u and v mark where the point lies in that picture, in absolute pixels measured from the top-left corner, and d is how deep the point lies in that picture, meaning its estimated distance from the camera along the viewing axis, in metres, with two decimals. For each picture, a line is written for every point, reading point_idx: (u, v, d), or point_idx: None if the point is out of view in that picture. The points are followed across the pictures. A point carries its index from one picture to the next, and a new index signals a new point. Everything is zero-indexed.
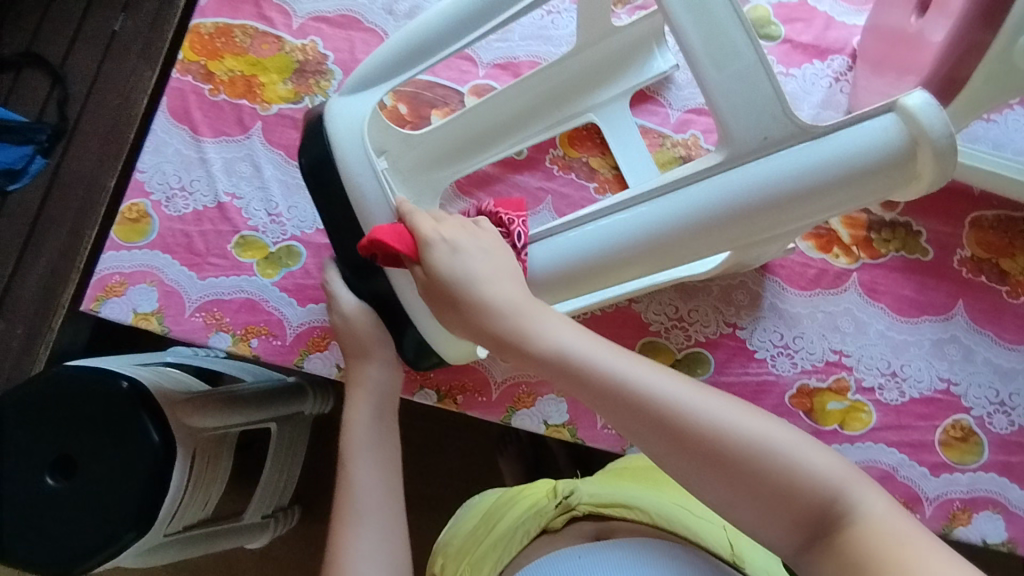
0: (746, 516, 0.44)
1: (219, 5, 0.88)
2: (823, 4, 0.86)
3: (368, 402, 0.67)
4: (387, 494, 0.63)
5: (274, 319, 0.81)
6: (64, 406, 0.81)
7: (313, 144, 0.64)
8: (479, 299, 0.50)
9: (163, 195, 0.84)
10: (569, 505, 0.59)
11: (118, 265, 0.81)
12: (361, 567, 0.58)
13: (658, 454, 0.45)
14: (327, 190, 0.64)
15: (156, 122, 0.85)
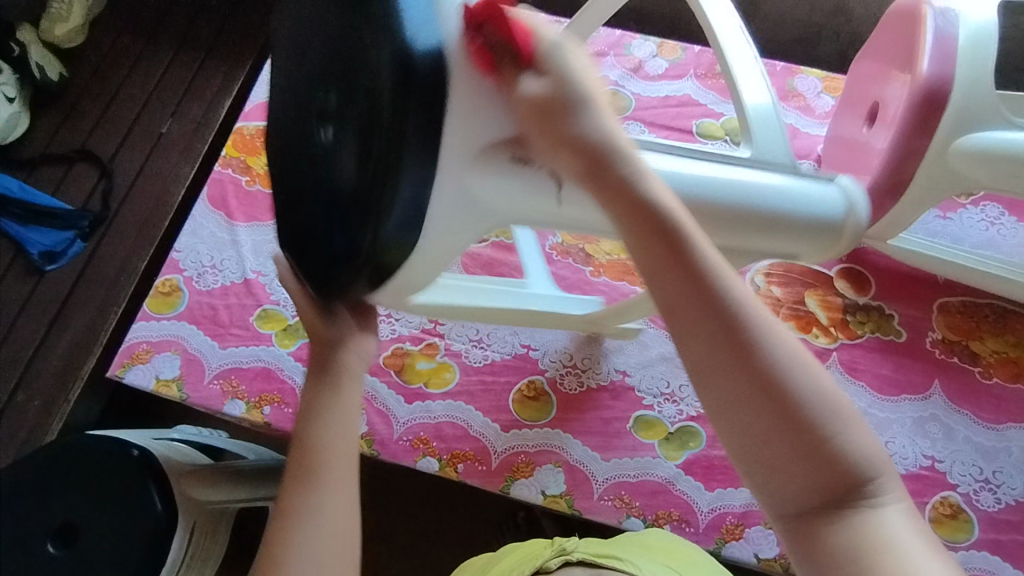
0: (771, 448, 0.39)
1: (262, 112, 1.01)
2: (789, 117, 0.98)
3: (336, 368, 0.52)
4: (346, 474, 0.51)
5: (287, 387, 0.85)
6: (75, 472, 0.79)
7: None
8: (585, 127, 0.42)
9: (195, 272, 0.91)
10: (564, 550, 0.61)
11: (147, 335, 0.88)
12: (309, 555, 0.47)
13: (718, 349, 0.39)
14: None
15: (196, 208, 0.95)
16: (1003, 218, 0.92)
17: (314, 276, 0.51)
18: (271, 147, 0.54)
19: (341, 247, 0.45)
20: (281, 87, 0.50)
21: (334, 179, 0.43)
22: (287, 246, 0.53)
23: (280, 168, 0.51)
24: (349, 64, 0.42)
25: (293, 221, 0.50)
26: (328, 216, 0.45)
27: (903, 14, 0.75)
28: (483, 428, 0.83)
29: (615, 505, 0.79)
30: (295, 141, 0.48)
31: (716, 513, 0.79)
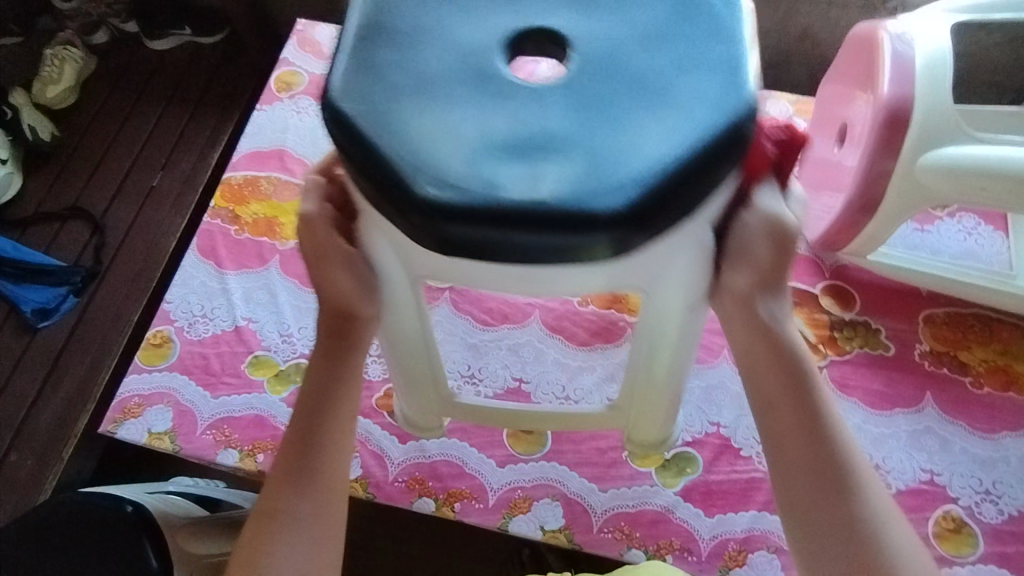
0: (828, 529, 0.56)
1: (249, 161, 1.03)
2: None
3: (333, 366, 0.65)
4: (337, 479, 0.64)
5: (280, 434, 0.85)
6: (72, 531, 0.82)
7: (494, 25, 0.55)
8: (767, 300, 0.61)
9: (186, 321, 0.92)
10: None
11: (139, 388, 0.88)
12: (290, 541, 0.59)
13: (812, 457, 0.58)
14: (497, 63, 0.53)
15: (186, 259, 0.96)
16: (980, 228, 0.94)
17: (511, 241, 0.48)
18: (404, 113, 0.51)
19: (601, 218, 0.47)
20: (472, 68, 0.53)
21: (608, 190, 0.48)
22: (446, 190, 0.48)
23: (466, 112, 0.51)
24: (667, 95, 0.51)
25: (463, 171, 0.49)
26: (597, 185, 0.48)
27: (862, 39, 0.77)
28: (478, 465, 0.82)
29: (615, 537, 0.78)
30: (512, 116, 0.50)
31: (717, 539, 0.78)
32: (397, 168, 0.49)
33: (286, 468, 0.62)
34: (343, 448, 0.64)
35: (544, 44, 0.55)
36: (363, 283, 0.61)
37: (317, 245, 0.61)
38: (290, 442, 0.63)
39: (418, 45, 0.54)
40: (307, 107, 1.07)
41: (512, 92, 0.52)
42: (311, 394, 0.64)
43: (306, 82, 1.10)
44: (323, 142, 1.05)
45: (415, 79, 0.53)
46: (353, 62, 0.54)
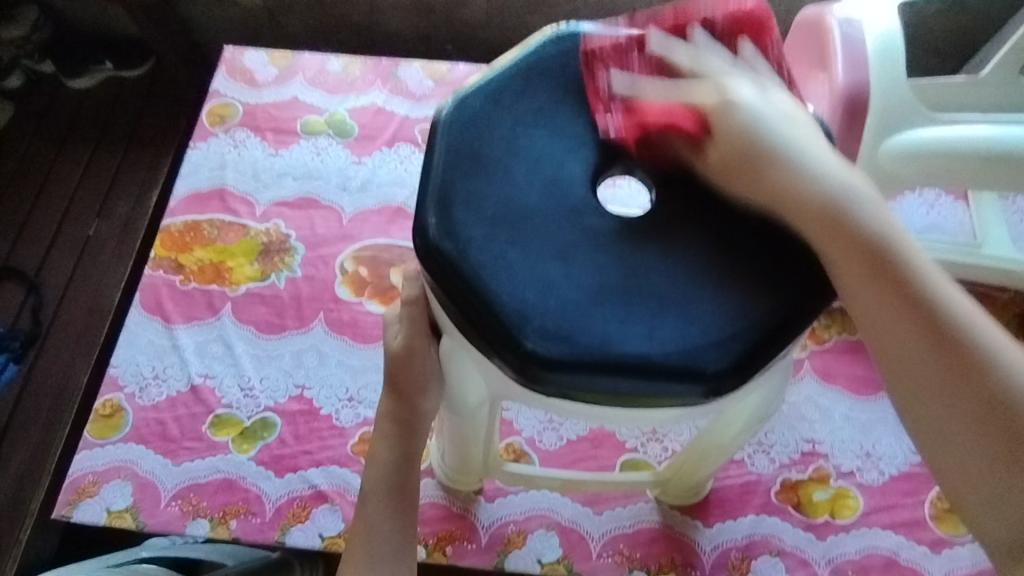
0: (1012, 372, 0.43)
1: (188, 204, 0.97)
2: None
3: (394, 449, 0.58)
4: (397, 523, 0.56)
5: (252, 495, 0.80)
6: None
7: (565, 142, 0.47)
8: None
9: (137, 386, 0.86)
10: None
11: (92, 464, 0.81)
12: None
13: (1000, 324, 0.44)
14: (577, 190, 0.46)
15: (130, 318, 0.89)
16: (942, 200, 0.94)
17: (616, 389, 0.42)
18: (502, 253, 0.43)
19: (709, 368, 0.42)
20: (568, 199, 0.45)
21: (710, 343, 0.42)
22: (554, 341, 0.42)
23: (565, 258, 0.44)
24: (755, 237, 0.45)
25: (569, 321, 0.42)
26: (703, 336, 0.42)
27: (810, 23, 0.75)
28: (465, 503, 0.78)
29: (616, 560, 0.76)
30: (624, 259, 0.44)
31: (719, 550, 0.76)
32: (501, 317, 0.42)
33: (355, 554, 0.55)
34: (410, 537, 0.56)
35: (634, 169, 0.48)
36: (435, 376, 0.54)
37: (405, 338, 0.53)
38: (357, 530, 0.56)
39: (510, 166, 0.46)
40: (244, 141, 1.01)
41: (610, 234, 0.45)
42: (385, 487, 0.57)
43: (241, 114, 1.03)
44: (266, 176, 0.99)
45: (510, 214, 0.45)
46: (438, 190, 0.45)
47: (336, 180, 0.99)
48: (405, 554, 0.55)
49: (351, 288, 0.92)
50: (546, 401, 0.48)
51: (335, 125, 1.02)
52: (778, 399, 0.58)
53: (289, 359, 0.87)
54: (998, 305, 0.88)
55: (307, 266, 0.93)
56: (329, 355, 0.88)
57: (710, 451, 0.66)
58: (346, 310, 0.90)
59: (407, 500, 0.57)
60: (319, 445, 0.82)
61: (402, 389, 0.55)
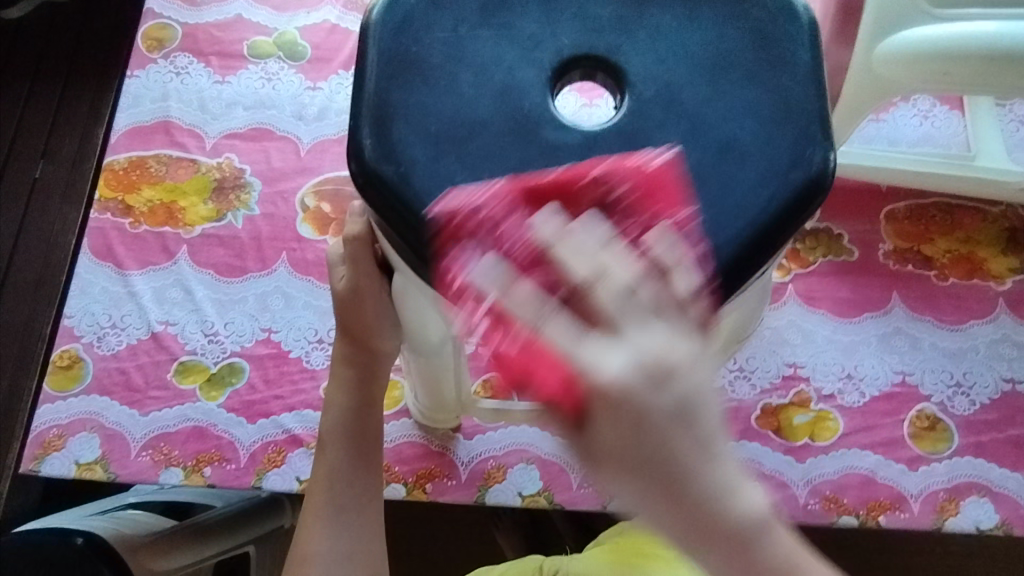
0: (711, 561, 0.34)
1: (131, 140, 0.89)
2: None
3: (351, 393, 0.55)
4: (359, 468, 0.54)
5: (224, 442, 0.78)
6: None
7: (515, 43, 0.41)
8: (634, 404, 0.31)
9: (94, 336, 0.82)
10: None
11: (55, 418, 0.78)
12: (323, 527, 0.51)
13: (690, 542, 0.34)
14: (534, 100, 0.40)
15: (80, 265, 0.84)
16: (936, 109, 0.89)
17: None
18: (448, 176, 0.39)
19: None
20: (521, 110, 0.40)
21: None
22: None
23: (519, 178, 0.39)
24: (732, 141, 0.40)
25: None
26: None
27: None
28: (443, 441, 0.77)
29: (596, 490, 0.76)
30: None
31: None
32: (451, 248, 0.38)
33: (316, 505, 0.52)
34: (375, 482, 0.54)
35: (597, 71, 0.42)
36: (387, 316, 0.51)
37: (350, 279, 0.50)
38: (315, 481, 0.53)
39: (454, 74, 0.41)
40: (187, 66, 0.92)
41: (569, 146, 0.39)
42: (345, 434, 0.54)
43: (181, 36, 0.94)
44: (213, 106, 0.91)
45: (458, 130, 0.39)
46: (374, 106, 0.40)
47: (291, 109, 0.91)
48: (371, 498, 0.54)
49: (314, 226, 0.87)
50: None
51: (286, 46, 0.93)
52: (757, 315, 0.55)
53: (253, 302, 0.83)
54: (989, 220, 0.85)
55: (266, 204, 0.87)
56: (296, 298, 0.84)
57: None
58: (310, 248, 0.85)
59: (369, 443, 0.55)
60: (290, 389, 0.80)
61: (354, 329, 0.52)
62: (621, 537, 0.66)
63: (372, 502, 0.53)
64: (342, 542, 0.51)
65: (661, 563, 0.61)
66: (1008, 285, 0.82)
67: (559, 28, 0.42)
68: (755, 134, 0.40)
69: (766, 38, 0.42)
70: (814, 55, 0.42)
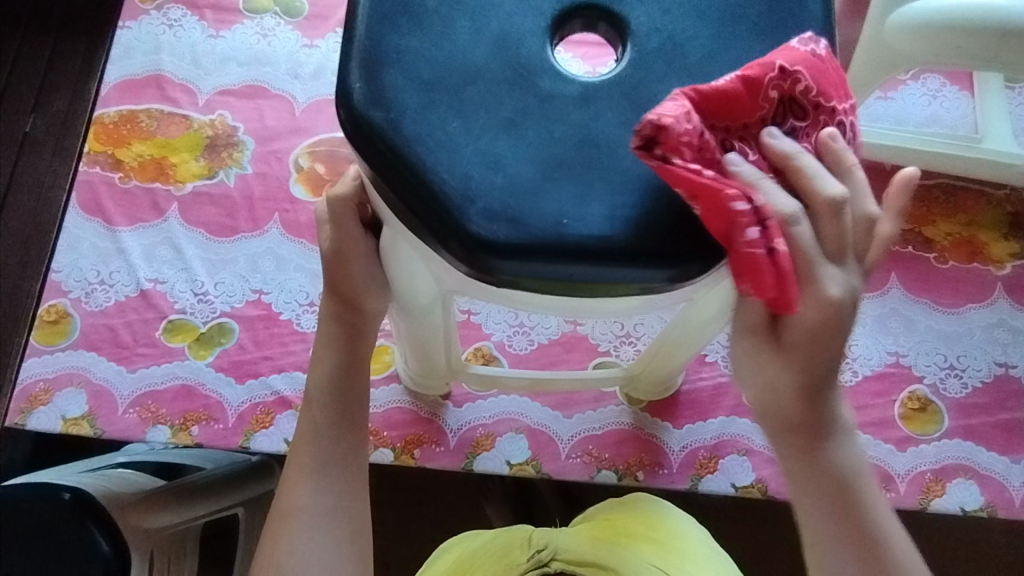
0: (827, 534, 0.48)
1: (122, 92, 0.87)
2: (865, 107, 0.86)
3: (336, 352, 0.53)
4: (343, 434, 0.52)
5: (212, 402, 0.77)
6: None
7: None
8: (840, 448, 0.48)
9: (82, 291, 0.80)
10: (541, 562, 0.58)
11: (42, 372, 0.78)
12: (305, 486, 0.50)
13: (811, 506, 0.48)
14: (531, 50, 0.38)
15: (68, 219, 0.83)
16: (945, 88, 0.87)
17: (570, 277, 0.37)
18: (440, 123, 0.37)
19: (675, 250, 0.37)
20: (517, 59, 0.38)
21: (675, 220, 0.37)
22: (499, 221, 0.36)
23: (513, 129, 0.37)
24: (736, 97, 0.38)
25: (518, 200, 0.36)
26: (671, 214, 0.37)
27: None
28: (433, 408, 0.77)
29: (584, 461, 0.76)
30: (582, 128, 0.37)
31: (687, 449, 0.76)
32: (440, 198, 0.36)
33: (300, 460, 0.51)
34: (357, 443, 0.53)
35: (598, 22, 0.40)
36: (374, 277, 0.50)
37: (334, 239, 0.49)
38: (300, 435, 0.53)
39: (450, 19, 0.39)
40: (180, 19, 0.90)
41: (566, 98, 0.38)
42: (329, 390, 0.53)
43: None
44: (207, 61, 0.88)
45: (450, 76, 0.38)
46: (365, 50, 0.38)
47: (287, 66, 0.89)
48: (355, 454, 0.53)
49: (308, 187, 0.85)
50: (500, 296, 0.43)
51: (282, 1, 0.91)
52: None
53: (244, 263, 0.82)
54: (991, 203, 0.84)
55: (259, 163, 0.85)
56: (287, 259, 0.82)
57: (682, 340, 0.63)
58: (303, 210, 0.84)
59: (355, 401, 0.53)
60: (280, 350, 0.79)
61: (337, 287, 0.51)
62: (612, 515, 0.66)
63: (355, 458, 0.52)
64: (326, 500, 0.50)
65: (649, 545, 0.61)
66: (1008, 269, 0.81)
67: None
68: (759, 91, 0.39)
69: None
70: (823, 13, 0.41)
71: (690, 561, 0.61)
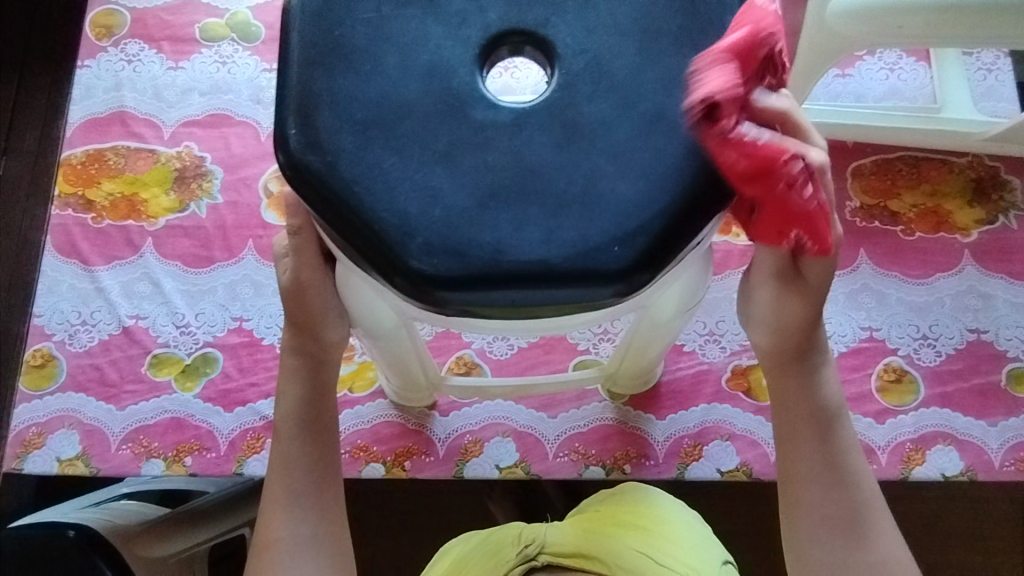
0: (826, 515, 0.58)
1: (87, 132, 0.87)
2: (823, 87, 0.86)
3: (299, 383, 0.54)
4: (312, 464, 0.54)
5: (203, 431, 0.79)
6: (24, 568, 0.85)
7: (439, 24, 0.40)
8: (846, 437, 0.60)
9: (66, 333, 0.81)
10: (529, 556, 0.61)
11: (33, 416, 0.79)
12: (280, 520, 0.52)
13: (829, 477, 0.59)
14: (460, 81, 0.39)
15: (45, 263, 0.83)
16: (902, 61, 0.87)
17: (512, 302, 0.38)
18: (376, 162, 0.38)
19: (612, 267, 0.38)
20: (447, 91, 0.39)
21: (609, 239, 0.38)
22: (439, 254, 0.38)
23: (448, 161, 0.38)
24: (661, 111, 0.39)
25: (457, 232, 0.38)
26: (606, 232, 0.38)
27: None
28: (420, 419, 0.78)
29: (571, 459, 0.77)
30: (515, 154, 0.38)
31: (672, 439, 0.77)
32: (380, 236, 0.38)
33: (275, 493, 0.53)
34: (330, 470, 0.54)
35: (525, 46, 0.41)
36: (333, 306, 0.52)
37: (293, 272, 0.50)
38: (272, 469, 0.54)
39: (379, 57, 0.40)
40: (138, 53, 0.90)
41: (497, 125, 0.39)
42: (298, 420, 0.54)
43: (130, 22, 0.91)
44: (168, 94, 0.89)
45: (383, 114, 0.39)
46: (299, 96, 0.39)
47: (248, 92, 0.89)
48: (329, 483, 0.54)
49: (279, 211, 0.86)
50: (454, 321, 0.44)
51: (238, 27, 0.91)
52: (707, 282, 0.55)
53: (222, 292, 0.83)
54: (955, 171, 0.84)
55: (229, 191, 0.86)
56: (265, 284, 0.83)
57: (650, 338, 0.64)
58: (276, 235, 0.85)
59: (323, 429, 0.55)
60: (265, 375, 0.80)
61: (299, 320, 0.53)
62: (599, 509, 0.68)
63: (329, 485, 0.54)
64: (302, 530, 0.52)
65: (635, 531, 0.63)
66: (974, 236, 0.83)
67: (486, 3, 0.41)
68: (682, 104, 0.40)
69: (693, 4, 0.41)
70: None
71: (678, 546, 0.62)
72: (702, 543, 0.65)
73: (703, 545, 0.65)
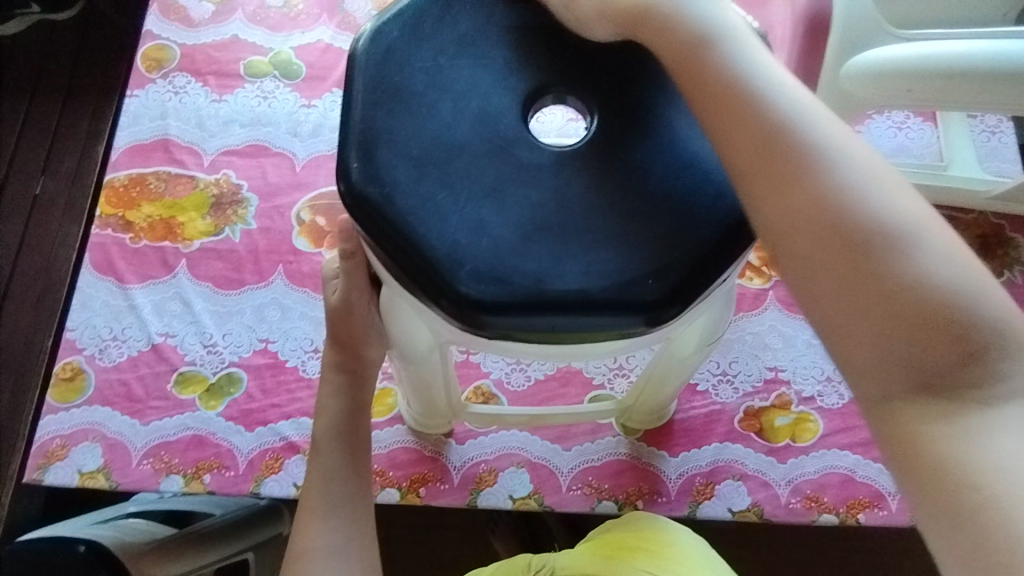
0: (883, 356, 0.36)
1: (131, 157, 0.92)
2: None
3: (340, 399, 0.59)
4: (349, 475, 0.57)
5: (223, 450, 0.80)
6: None
7: (491, 75, 0.44)
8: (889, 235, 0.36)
9: (96, 348, 0.84)
10: None
11: (58, 428, 0.81)
12: (317, 528, 0.54)
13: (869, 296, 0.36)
14: (509, 126, 0.43)
15: (82, 280, 0.86)
16: (910, 121, 0.92)
17: (552, 327, 0.41)
18: (429, 196, 0.42)
19: (646, 298, 0.40)
20: (496, 133, 0.43)
21: (643, 273, 0.41)
22: (485, 281, 0.40)
23: (496, 197, 0.42)
24: (691, 159, 0.43)
25: (503, 261, 0.41)
26: (640, 267, 0.41)
27: None
28: (437, 446, 0.79)
29: (584, 492, 0.78)
30: (557, 193, 0.42)
31: (684, 477, 0.78)
32: (431, 263, 0.41)
33: (313, 504, 0.56)
34: (364, 482, 0.57)
35: (567, 96, 0.45)
36: (375, 326, 0.55)
37: (342, 293, 0.53)
38: (311, 483, 0.57)
39: (435, 101, 0.43)
40: (184, 86, 0.95)
41: (541, 167, 0.42)
42: (336, 433, 0.58)
43: (179, 57, 0.97)
44: (211, 124, 0.94)
45: (437, 152, 0.42)
46: (360, 133, 0.43)
47: (286, 126, 0.94)
48: (362, 496, 0.57)
49: (309, 239, 0.89)
50: (491, 346, 0.46)
51: (281, 65, 0.97)
52: (727, 321, 0.57)
53: (250, 314, 0.86)
54: (962, 227, 0.88)
55: (262, 218, 0.90)
56: (291, 309, 0.86)
57: (667, 374, 0.66)
58: (305, 261, 0.88)
59: (359, 444, 0.59)
60: (287, 397, 0.82)
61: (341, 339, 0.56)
62: (608, 533, 0.68)
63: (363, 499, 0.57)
64: (338, 538, 0.54)
65: (644, 554, 0.63)
66: None
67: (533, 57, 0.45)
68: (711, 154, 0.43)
69: None
70: None
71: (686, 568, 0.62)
72: (709, 561, 0.65)
73: (710, 563, 0.65)
